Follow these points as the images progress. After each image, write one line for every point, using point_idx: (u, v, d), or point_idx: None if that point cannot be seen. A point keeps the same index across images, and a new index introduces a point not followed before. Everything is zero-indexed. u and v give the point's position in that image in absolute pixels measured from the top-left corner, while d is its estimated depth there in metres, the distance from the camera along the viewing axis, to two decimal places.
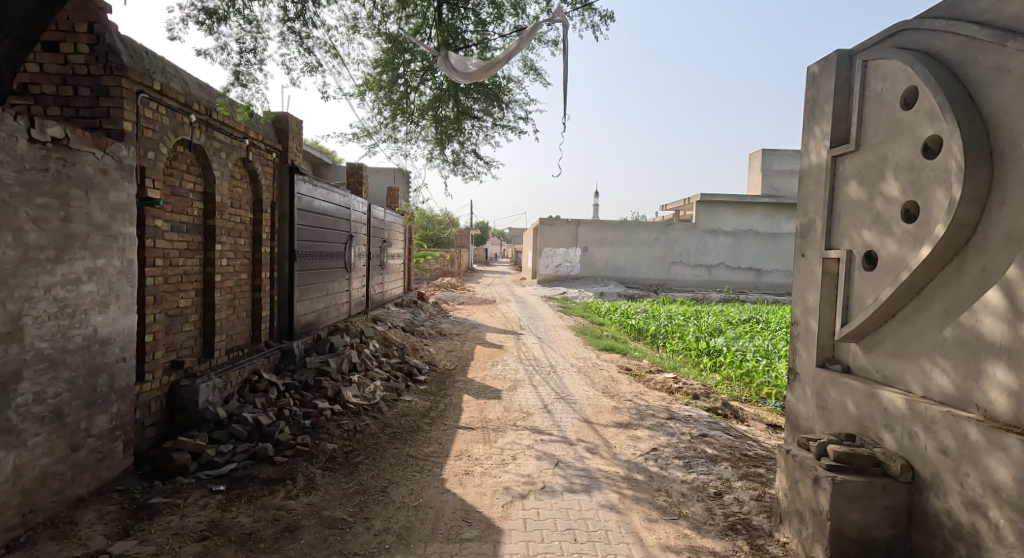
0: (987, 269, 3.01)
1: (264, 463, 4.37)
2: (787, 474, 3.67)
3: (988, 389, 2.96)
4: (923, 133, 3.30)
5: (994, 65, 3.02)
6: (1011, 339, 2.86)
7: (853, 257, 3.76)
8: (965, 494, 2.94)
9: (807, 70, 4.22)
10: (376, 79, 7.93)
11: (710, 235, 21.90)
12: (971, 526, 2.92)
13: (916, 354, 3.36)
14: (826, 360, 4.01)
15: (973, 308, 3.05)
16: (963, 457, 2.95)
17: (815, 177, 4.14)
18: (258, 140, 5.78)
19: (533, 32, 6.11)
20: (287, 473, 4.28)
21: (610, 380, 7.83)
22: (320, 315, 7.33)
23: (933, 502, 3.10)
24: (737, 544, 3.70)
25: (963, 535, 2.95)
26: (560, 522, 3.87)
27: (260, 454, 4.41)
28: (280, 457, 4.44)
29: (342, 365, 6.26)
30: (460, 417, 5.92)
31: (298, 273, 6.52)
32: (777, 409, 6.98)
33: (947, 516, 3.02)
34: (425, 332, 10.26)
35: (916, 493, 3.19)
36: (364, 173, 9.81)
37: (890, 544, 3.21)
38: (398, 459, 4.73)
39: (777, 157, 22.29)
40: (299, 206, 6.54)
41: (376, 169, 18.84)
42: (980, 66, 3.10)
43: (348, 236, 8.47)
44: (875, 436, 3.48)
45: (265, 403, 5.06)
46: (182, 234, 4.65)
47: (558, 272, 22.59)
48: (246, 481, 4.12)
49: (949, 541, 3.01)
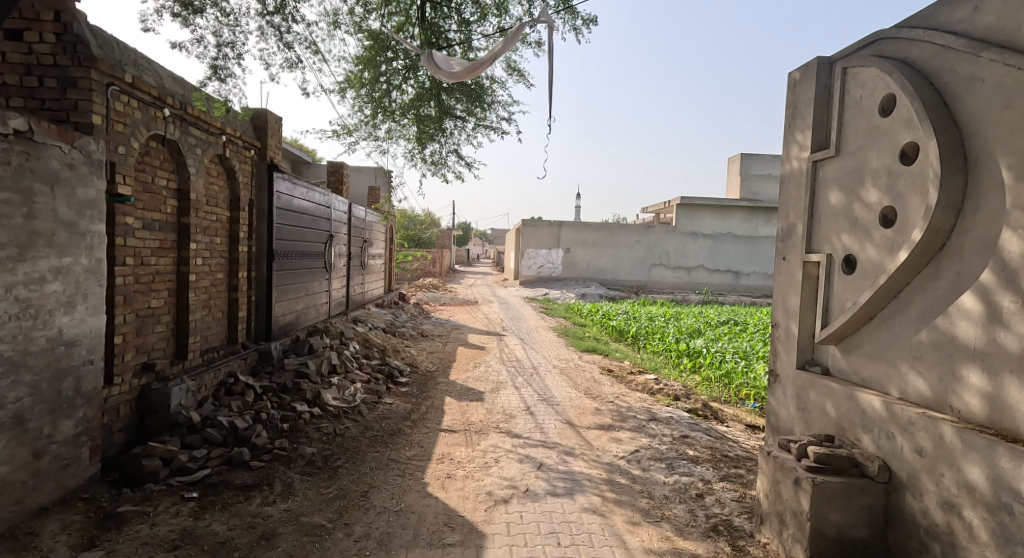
0: (962, 273, 3.02)
1: (240, 468, 4.24)
2: (768, 475, 3.65)
3: (962, 392, 2.97)
4: (901, 140, 3.30)
5: (968, 74, 3.03)
6: (985, 342, 2.88)
7: (833, 261, 3.77)
8: (940, 494, 2.94)
9: (789, 76, 4.23)
10: (357, 77, 7.82)
11: (689, 237, 22.07)
12: (946, 525, 2.92)
13: (892, 357, 3.37)
14: (806, 362, 4.01)
15: (948, 312, 3.05)
16: (938, 458, 2.95)
17: (796, 181, 4.15)
18: (236, 137, 5.63)
19: (518, 33, 6.05)
20: (263, 478, 4.16)
21: (593, 381, 7.80)
22: (298, 316, 7.19)
23: (908, 502, 3.10)
24: (719, 546, 3.68)
25: (938, 534, 2.95)
26: (543, 525, 3.82)
27: (235, 459, 4.28)
28: (256, 462, 4.32)
29: (322, 366, 6.12)
30: (442, 419, 5.84)
31: (277, 272, 6.37)
32: (756, 410, 7.03)
33: (923, 516, 3.02)
34: (406, 333, 10.12)
35: (893, 494, 3.18)
36: (345, 171, 9.65)
37: (868, 543, 3.20)
38: (379, 463, 4.64)
39: (755, 161, 22.50)
40: (278, 204, 6.40)
41: (357, 169, 18.66)
42: (955, 74, 3.11)
43: (329, 236, 8.34)
44: (854, 437, 3.48)
45: (241, 407, 4.92)
46: (154, 232, 4.49)
47: (541, 273, 22.50)
48: (221, 487, 3.98)
49: (924, 541, 3.02)
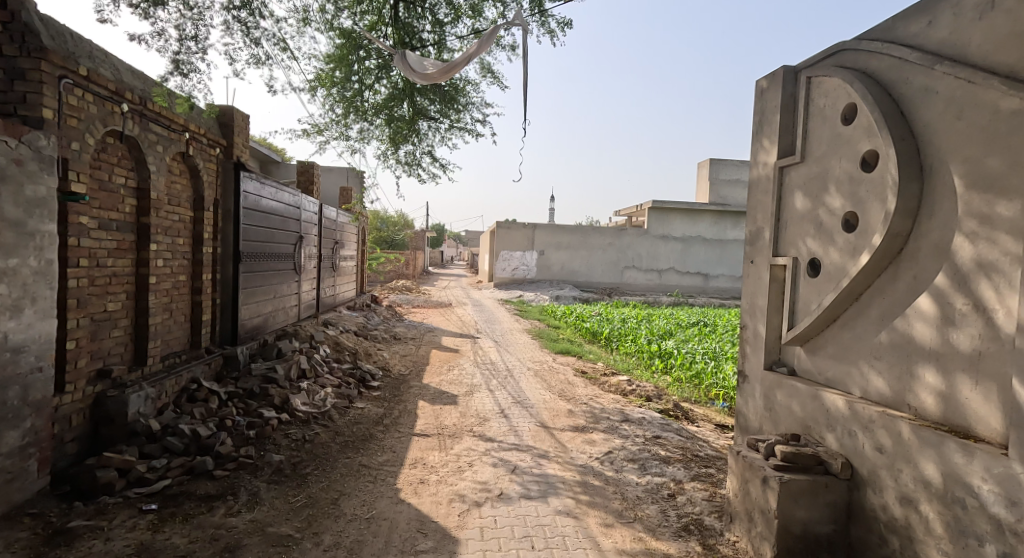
0: (918, 276, 3.04)
1: (202, 478, 4.07)
2: (737, 475, 3.64)
3: (919, 391, 3.00)
4: (861, 148, 3.33)
5: (923, 86, 3.06)
6: (940, 343, 2.90)
7: (799, 265, 3.80)
8: (898, 489, 2.95)
9: (756, 83, 4.25)
10: (328, 76, 7.67)
11: (661, 240, 22.29)
12: (904, 519, 2.93)
13: (854, 357, 3.39)
14: (773, 362, 4.03)
15: (906, 314, 3.08)
16: (897, 454, 2.96)
17: (763, 187, 4.17)
18: (200, 134, 5.44)
19: (493, 35, 5.98)
20: (227, 488, 4.00)
21: (567, 383, 7.77)
22: (266, 319, 6.99)
23: (869, 497, 3.11)
24: (690, 545, 3.66)
25: (897, 528, 2.96)
26: (517, 529, 3.75)
27: (197, 469, 4.10)
28: (220, 471, 4.15)
29: (291, 371, 5.94)
30: (415, 424, 5.73)
31: (243, 274, 6.19)
32: (725, 410, 7.09)
33: (882, 511, 3.04)
34: (378, 336, 9.96)
35: (856, 490, 3.20)
36: (315, 171, 9.47)
37: (832, 539, 3.21)
38: (350, 469, 4.51)
39: (723, 166, 22.83)
40: (245, 204, 6.21)
41: (328, 169, 18.37)
42: (910, 86, 3.13)
43: (298, 237, 8.15)
44: (819, 436, 3.49)
45: (204, 414, 4.73)
46: (111, 232, 4.30)
47: (515, 275, 22.47)
48: (182, 498, 3.82)
49: (884, 534, 3.03)
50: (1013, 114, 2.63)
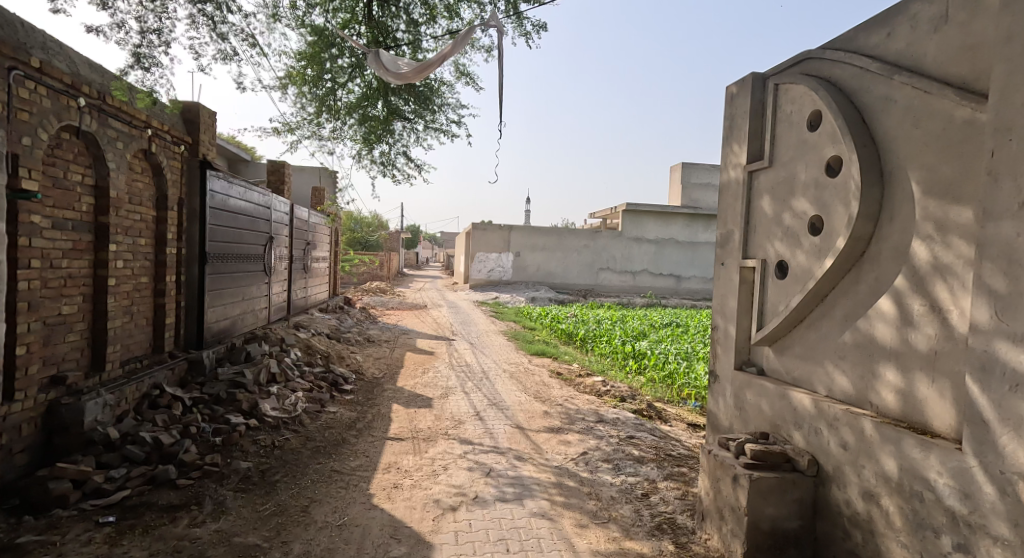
0: (879, 278, 3.07)
1: (164, 488, 3.91)
2: (708, 474, 3.63)
3: (880, 390, 3.02)
4: (826, 153, 3.35)
5: (882, 95, 3.08)
6: (900, 343, 2.93)
7: (767, 267, 3.82)
8: (861, 484, 2.97)
9: (727, 89, 4.27)
10: (299, 73, 7.51)
11: (634, 242, 22.45)
12: (866, 514, 2.94)
13: (820, 356, 3.42)
14: (743, 362, 4.05)
15: (869, 315, 3.10)
16: (860, 451, 2.98)
17: (733, 191, 4.19)
18: (163, 131, 5.25)
19: (469, 36, 5.91)
20: (191, 498, 3.86)
21: (543, 384, 7.74)
22: (234, 322, 6.81)
23: (834, 493, 3.13)
24: (663, 544, 3.65)
25: (859, 523, 2.98)
26: (492, 532, 3.69)
27: (159, 478, 3.94)
28: (184, 481, 4.00)
29: (259, 375, 5.78)
30: (388, 427, 5.62)
31: (209, 275, 6.01)
32: (698, 409, 7.14)
33: (846, 506, 3.05)
34: (351, 339, 9.79)
35: (821, 486, 3.21)
36: (286, 170, 9.27)
37: (799, 535, 3.21)
38: (321, 475, 4.40)
39: (696, 170, 23.11)
40: (211, 204, 6.03)
41: (300, 168, 18.05)
42: (871, 94, 3.16)
43: (268, 238, 7.96)
44: (786, 434, 3.51)
45: (167, 421, 4.55)
46: (66, 232, 4.12)
47: (491, 277, 22.40)
48: (142, 510, 3.66)
49: (848, 529, 3.04)
50: (967, 124, 2.66)
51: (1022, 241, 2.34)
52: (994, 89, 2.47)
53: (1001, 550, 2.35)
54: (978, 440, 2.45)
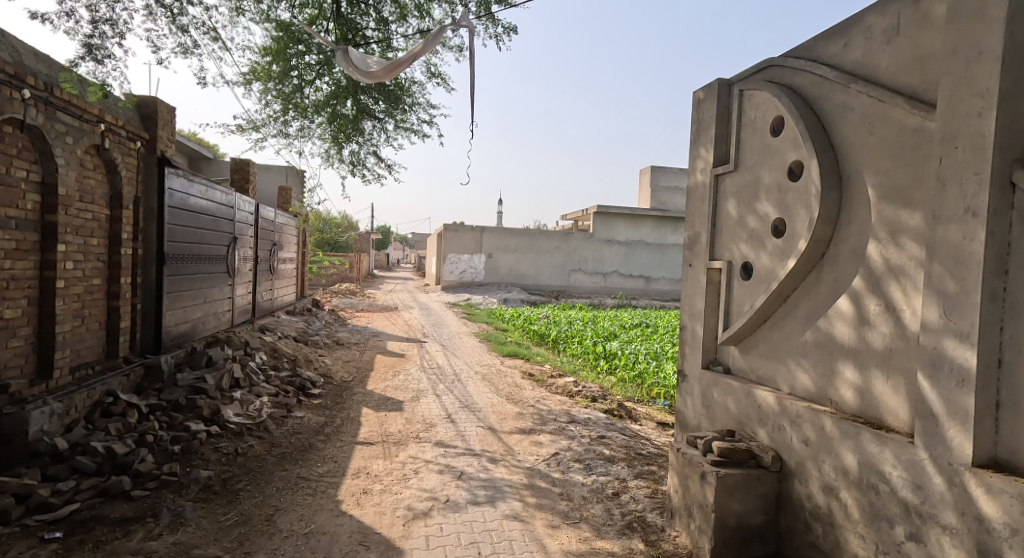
0: (838, 279, 3.19)
1: (117, 500, 3.81)
2: (677, 471, 3.70)
3: (839, 387, 3.14)
4: (788, 158, 3.47)
5: (840, 102, 3.20)
6: (858, 341, 3.04)
7: (733, 268, 3.93)
8: (822, 479, 3.07)
9: (694, 94, 4.37)
10: (264, 69, 7.41)
11: (605, 244, 22.69)
12: (826, 507, 3.05)
13: (783, 355, 3.53)
14: (710, 362, 4.14)
15: (828, 314, 3.22)
16: (820, 446, 3.09)
17: (700, 194, 4.29)
18: (117, 125, 5.10)
19: (438, 37, 5.92)
20: (146, 510, 3.77)
21: (515, 386, 7.77)
22: (195, 326, 6.67)
23: (797, 488, 3.24)
24: (633, 542, 3.71)
25: (820, 516, 3.08)
26: (463, 536, 3.70)
27: (112, 490, 3.84)
28: (139, 492, 3.90)
29: (222, 381, 5.67)
30: (358, 432, 5.58)
31: (168, 277, 5.87)
32: (667, 408, 7.27)
33: (808, 500, 3.16)
34: (320, 342, 9.67)
35: (785, 482, 3.32)
36: (251, 169, 9.11)
37: (763, 529, 3.31)
38: (286, 483, 4.34)
39: (665, 173, 23.47)
40: (170, 203, 5.90)
41: (266, 167, 17.73)
42: (830, 102, 3.28)
43: (232, 238, 7.82)
44: (752, 431, 3.61)
45: (121, 430, 4.43)
46: (8, 231, 4.02)
47: (463, 278, 22.36)
48: (92, 524, 3.56)
49: (809, 522, 3.15)
50: (917, 132, 2.79)
51: (967, 244, 2.46)
52: (941, 99, 2.60)
53: (950, 539, 2.47)
54: (929, 433, 2.57)
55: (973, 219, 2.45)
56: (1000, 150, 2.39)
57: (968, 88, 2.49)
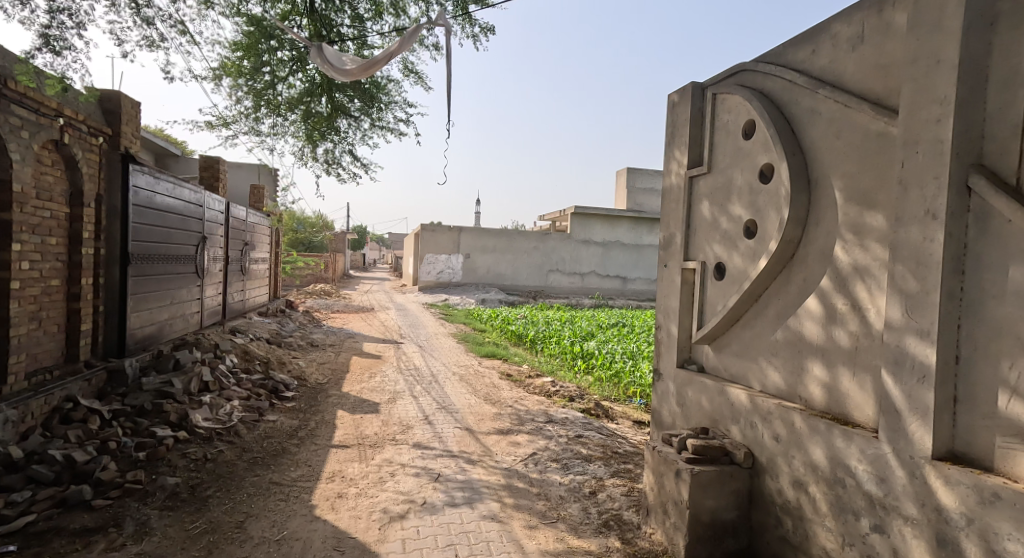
0: (807, 279, 3.27)
1: (77, 510, 3.73)
2: (652, 469, 3.74)
3: (808, 384, 3.22)
4: (759, 161, 3.55)
5: (809, 107, 3.29)
6: (827, 340, 3.13)
7: (707, 269, 4.00)
8: (792, 474, 3.15)
9: (669, 97, 4.44)
10: (235, 64, 7.30)
11: (583, 244, 22.84)
12: (796, 501, 3.13)
13: (755, 353, 3.61)
14: (685, 361, 4.21)
15: (798, 314, 3.30)
16: (790, 442, 3.17)
17: (674, 195, 4.36)
18: (78, 120, 4.98)
19: (415, 35, 5.91)
20: (108, 520, 3.69)
21: (492, 386, 7.78)
22: (161, 328, 6.54)
23: (768, 483, 3.32)
24: (609, 541, 3.75)
25: (790, 510, 3.16)
26: (440, 538, 3.70)
27: (71, 500, 3.75)
28: (100, 502, 3.82)
29: (190, 385, 5.58)
30: (334, 435, 5.54)
31: (133, 278, 5.75)
32: (643, 406, 7.35)
33: (778, 495, 3.24)
34: (293, 344, 9.56)
35: (756, 478, 3.39)
36: (221, 167, 8.96)
37: (736, 524, 3.38)
38: (258, 489, 4.29)
39: (640, 175, 23.71)
40: (134, 200, 5.78)
41: (237, 165, 17.44)
42: (799, 106, 3.37)
43: (201, 238, 7.69)
44: (725, 429, 3.68)
45: (82, 437, 4.33)
46: None
47: (440, 279, 22.28)
48: (50, 536, 3.48)
49: (780, 516, 3.23)
50: (881, 136, 2.88)
51: (928, 246, 2.55)
52: (903, 105, 2.69)
53: (911, 529, 2.55)
54: (892, 428, 2.65)
55: (932, 221, 2.54)
56: (957, 155, 2.49)
57: (927, 95, 2.58)
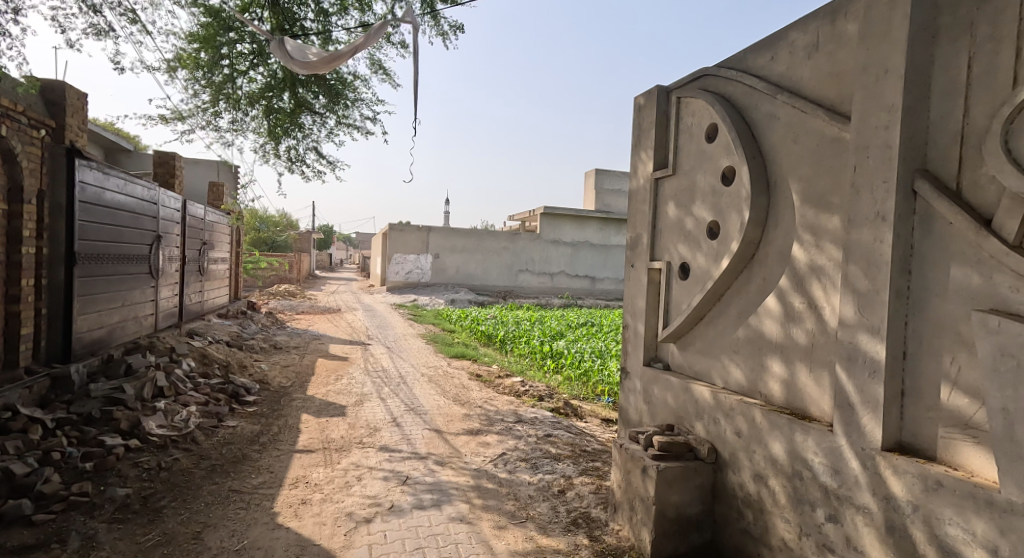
0: (767, 279, 3.37)
1: (16, 526, 3.59)
2: (620, 467, 3.80)
3: (768, 381, 3.32)
4: (722, 164, 3.64)
5: (768, 112, 3.39)
6: (785, 338, 3.23)
7: (671, 269, 4.08)
8: (753, 468, 3.24)
9: (635, 100, 4.51)
10: (192, 56, 7.13)
11: (552, 245, 22.97)
12: (756, 494, 3.22)
13: (717, 351, 3.70)
14: (651, 359, 4.29)
15: (758, 312, 3.40)
16: (751, 437, 3.26)
17: (640, 196, 4.43)
18: (17, 112, 4.82)
19: (381, 31, 5.86)
20: (52, 534, 3.56)
21: (462, 387, 7.77)
22: (112, 332, 6.32)
23: (730, 477, 3.41)
24: (578, 538, 3.80)
25: (751, 503, 3.25)
26: (408, 542, 3.69)
27: (10, 516, 3.61)
28: (42, 516, 3.69)
29: (143, 391, 5.42)
30: (298, 439, 5.46)
31: (80, 279, 5.56)
32: (611, 405, 7.45)
33: (740, 489, 3.33)
34: (256, 347, 9.37)
35: (720, 473, 3.48)
36: (176, 163, 8.72)
37: (700, 519, 3.46)
38: (215, 498, 4.20)
39: (608, 175, 23.96)
40: (82, 197, 5.59)
41: (195, 162, 16.98)
42: (759, 111, 3.46)
43: (155, 237, 7.47)
44: (689, 425, 3.76)
45: (23, 447, 4.19)
46: None
47: (408, 279, 22.11)
48: None
49: (741, 509, 3.32)
50: (835, 141, 2.99)
51: (878, 247, 2.66)
52: (856, 112, 2.79)
53: (863, 518, 2.66)
54: (846, 422, 2.76)
55: (882, 223, 2.65)
56: (904, 160, 2.60)
57: (877, 102, 2.69)
